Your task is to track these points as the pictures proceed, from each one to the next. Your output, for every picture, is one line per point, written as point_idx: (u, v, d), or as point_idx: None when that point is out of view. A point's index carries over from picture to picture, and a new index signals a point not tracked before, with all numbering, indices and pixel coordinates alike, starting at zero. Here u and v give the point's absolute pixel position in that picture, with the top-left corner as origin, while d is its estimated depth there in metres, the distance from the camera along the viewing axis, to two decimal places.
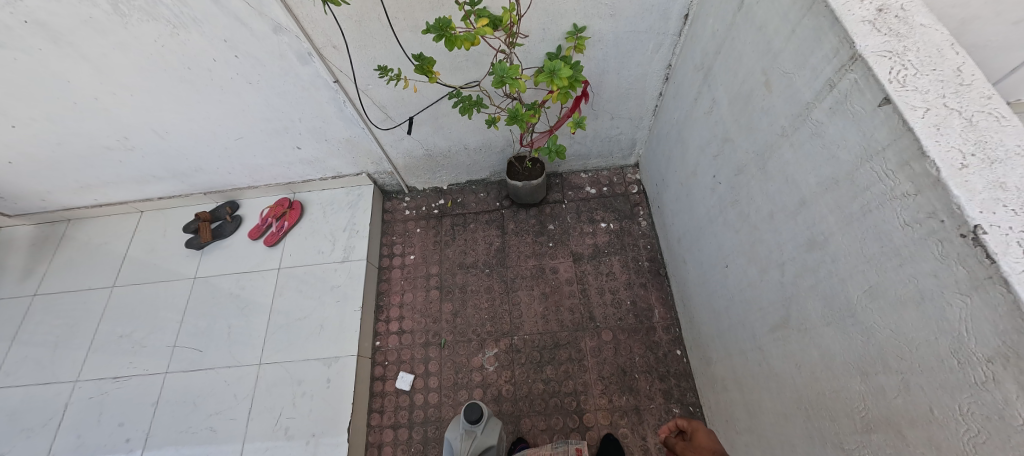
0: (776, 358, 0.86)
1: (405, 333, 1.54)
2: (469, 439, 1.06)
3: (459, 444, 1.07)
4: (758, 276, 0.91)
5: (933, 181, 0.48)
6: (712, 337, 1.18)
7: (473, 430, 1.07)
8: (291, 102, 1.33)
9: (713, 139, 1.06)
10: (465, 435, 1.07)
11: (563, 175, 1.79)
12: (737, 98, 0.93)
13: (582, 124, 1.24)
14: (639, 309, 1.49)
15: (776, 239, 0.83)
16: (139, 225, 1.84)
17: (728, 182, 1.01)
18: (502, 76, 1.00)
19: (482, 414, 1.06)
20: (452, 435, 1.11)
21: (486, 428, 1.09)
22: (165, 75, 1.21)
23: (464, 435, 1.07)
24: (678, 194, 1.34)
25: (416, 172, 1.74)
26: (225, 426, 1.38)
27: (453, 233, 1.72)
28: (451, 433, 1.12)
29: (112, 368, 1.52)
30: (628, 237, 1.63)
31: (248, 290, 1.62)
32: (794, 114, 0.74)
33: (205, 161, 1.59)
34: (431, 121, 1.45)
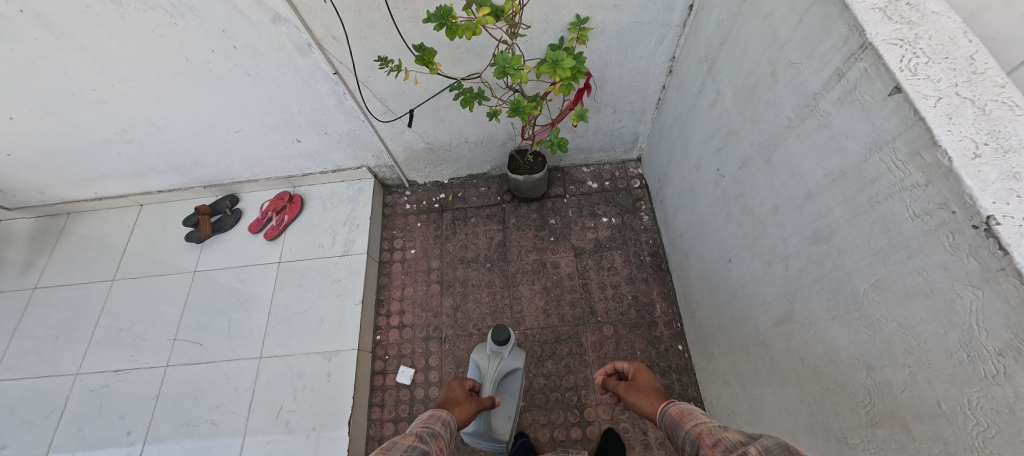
0: (779, 352, 0.86)
1: (406, 327, 1.54)
2: (497, 357, 1.22)
3: (487, 363, 1.22)
4: (761, 270, 0.90)
5: (945, 171, 0.47)
6: (714, 332, 1.18)
7: (500, 350, 1.22)
8: (291, 94, 1.32)
9: (717, 132, 1.05)
10: (493, 354, 1.22)
11: (565, 169, 1.77)
12: (742, 90, 0.92)
13: (585, 117, 1.23)
14: (641, 304, 1.49)
15: (780, 232, 0.82)
16: (138, 219, 1.83)
17: (732, 176, 1.00)
18: (503, 67, 0.98)
19: (509, 337, 1.20)
20: (479, 355, 1.26)
21: (511, 350, 1.24)
22: (163, 67, 1.20)
23: (492, 354, 1.23)
24: (681, 188, 1.33)
25: (417, 166, 1.73)
26: (226, 420, 1.38)
27: (454, 227, 1.71)
28: (477, 353, 1.26)
29: (112, 362, 1.52)
30: (630, 232, 1.62)
31: (248, 284, 1.62)
32: (801, 105, 0.73)
33: (204, 154, 1.58)
34: (432, 114, 1.43)
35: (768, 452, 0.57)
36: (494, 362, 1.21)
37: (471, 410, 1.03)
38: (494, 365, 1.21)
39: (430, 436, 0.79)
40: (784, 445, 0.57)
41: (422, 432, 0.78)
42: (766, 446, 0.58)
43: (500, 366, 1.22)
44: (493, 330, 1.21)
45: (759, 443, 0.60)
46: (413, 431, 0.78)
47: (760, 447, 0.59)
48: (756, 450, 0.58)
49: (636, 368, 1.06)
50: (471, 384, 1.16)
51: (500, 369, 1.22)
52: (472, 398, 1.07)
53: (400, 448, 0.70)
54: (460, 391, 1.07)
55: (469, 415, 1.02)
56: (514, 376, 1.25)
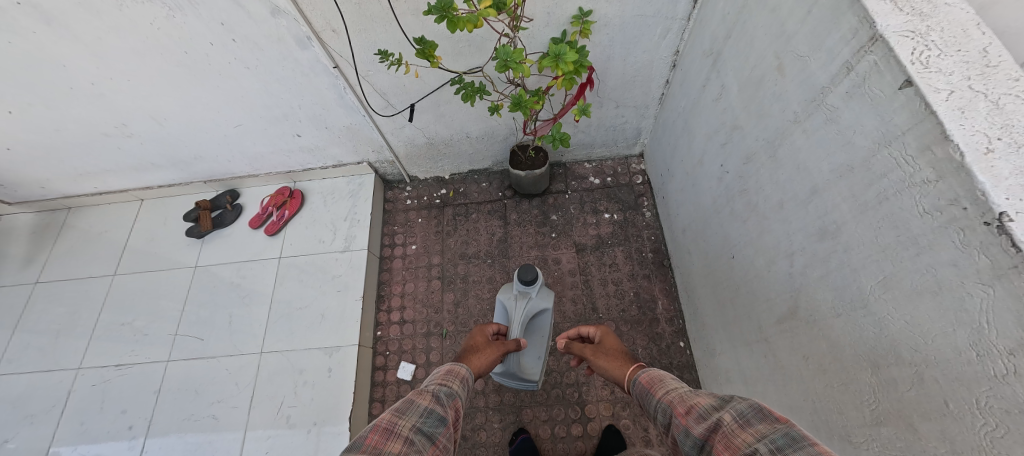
0: (783, 350, 0.85)
1: (407, 323, 1.54)
2: (524, 298, 1.19)
3: (514, 304, 1.19)
4: (765, 266, 0.89)
5: (956, 167, 0.46)
6: (716, 329, 1.17)
7: (527, 291, 1.18)
8: (291, 88, 1.31)
9: (722, 127, 1.04)
10: (520, 295, 1.19)
11: (567, 165, 1.76)
12: (747, 84, 0.91)
13: (587, 112, 1.21)
14: (643, 300, 1.48)
15: (785, 228, 0.81)
16: (139, 214, 1.83)
17: (736, 171, 0.98)
18: (505, 61, 0.97)
19: (535, 278, 1.15)
20: (506, 296, 1.23)
21: (538, 291, 1.20)
22: (162, 60, 1.19)
23: (518, 295, 1.19)
24: (684, 184, 1.32)
25: (418, 161, 1.72)
26: (227, 414, 1.38)
27: (455, 223, 1.71)
28: (504, 294, 1.23)
29: (114, 356, 1.53)
30: (632, 228, 1.61)
31: (249, 280, 1.62)
32: (808, 99, 0.72)
33: (204, 149, 1.57)
34: (432, 109, 1.42)
35: (744, 418, 0.57)
36: (521, 303, 1.18)
37: (495, 356, 1.04)
38: (521, 307, 1.19)
39: (447, 395, 0.77)
40: (757, 407, 0.57)
41: (439, 391, 0.77)
42: (741, 412, 0.58)
43: (528, 307, 1.19)
44: (519, 269, 1.16)
45: (732, 408, 0.60)
46: (431, 389, 0.77)
47: (735, 413, 0.59)
48: (733, 419, 0.57)
49: (602, 333, 1.09)
50: (495, 327, 1.16)
51: (527, 310, 1.19)
52: (495, 342, 1.08)
53: (417, 411, 0.68)
54: (481, 339, 1.09)
55: (494, 360, 1.04)
56: (543, 315, 1.23)
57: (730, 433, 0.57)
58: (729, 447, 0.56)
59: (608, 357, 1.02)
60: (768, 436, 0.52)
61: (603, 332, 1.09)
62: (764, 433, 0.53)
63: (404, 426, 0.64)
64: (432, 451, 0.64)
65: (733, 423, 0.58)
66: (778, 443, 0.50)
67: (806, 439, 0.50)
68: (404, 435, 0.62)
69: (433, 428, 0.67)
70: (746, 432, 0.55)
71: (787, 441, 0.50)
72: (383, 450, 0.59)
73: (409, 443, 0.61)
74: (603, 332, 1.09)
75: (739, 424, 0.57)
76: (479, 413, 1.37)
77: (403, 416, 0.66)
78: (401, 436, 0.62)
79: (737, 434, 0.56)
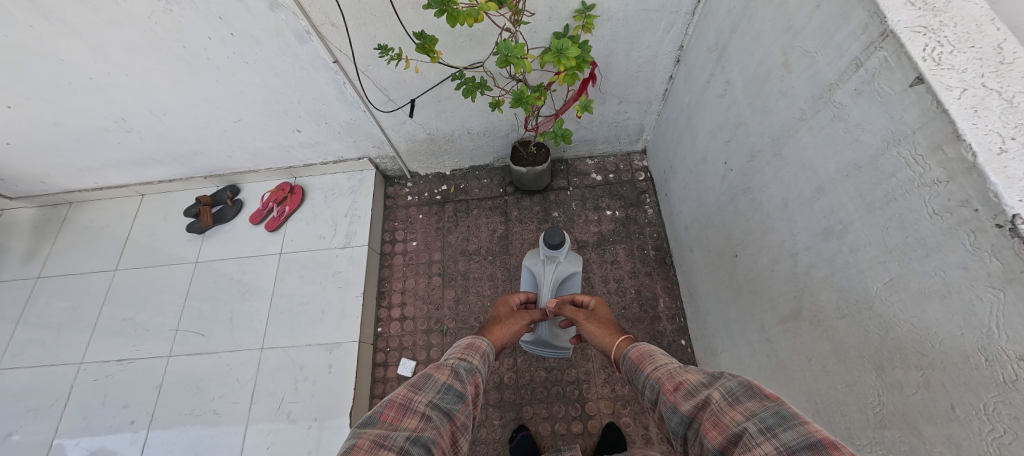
0: (786, 350, 0.84)
1: (408, 319, 1.54)
2: (553, 263, 1.13)
3: (543, 269, 1.14)
4: (768, 266, 0.88)
5: (968, 167, 0.45)
6: (718, 328, 1.16)
7: (555, 255, 1.12)
8: (290, 83, 1.30)
9: (726, 124, 1.02)
10: (548, 260, 1.13)
11: (569, 161, 1.75)
12: (753, 80, 0.89)
13: (589, 108, 1.19)
14: (644, 298, 1.47)
15: (789, 227, 0.80)
16: (140, 209, 1.83)
17: (740, 169, 0.97)
18: (506, 55, 0.95)
19: (563, 241, 1.09)
20: (533, 262, 1.18)
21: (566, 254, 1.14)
22: (160, 54, 1.18)
23: (546, 260, 1.13)
24: (687, 181, 1.31)
25: (419, 157, 1.71)
26: (228, 410, 1.39)
27: (455, 220, 1.70)
28: (530, 260, 1.18)
29: (115, 351, 1.53)
30: (634, 226, 1.60)
31: (250, 275, 1.62)
32: (815, 96, 0.70)
33: (204, 144, 1.57)
34: (433, 104, 1.41)
35: (733, 396, 0.56)
36: (551, 268, 1.13)
37: (521, 323, 0.99)
38: (550, 273, 1.13)
39: (466, 371, 0.73)
40: (746, 385, 0.56)
41: (458, 367, 0.72)
42: (730, 389, 0.57)
43: (557, 271, 1.14)
44: (546, 233, 1.09)
45: (721, 385, 0.58)
46: (449, 363, 0.73)
47: (724, 390, 0.57)
48: (723, 397, 0.56)
49: (595, 300, 1.04)
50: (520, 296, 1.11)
51: (556, 275, 1.14)
52: (519, 312, 1.02)
53: (434, 387, 0.66)
54: (505, 309, 1.03)
55: (521, 328, 0.98)
56: (572, 279, 1.18)
57: (719, 411, 0.55)
58: (719, 426, 0.54)
59: (593, 322, 0.96)
60: (758, 416, 0.51)
61: (596, 300, 1.04)
62: (754, 412, 0.52)
63: (421, 402, 0.63)
64: (449, 429, 0.63)
65: (722, 401, 0.56)
66: (769, 423, 0.50)
67: (797, 419, 0.49)
68: (420, 412, 0.61)
69: (450, 404, 0.65)
70: (736, 410, 0.54)
71: (778, 421, 0.49)
72: (398, 426, 0.58)
73: (426, 420, 0.60)
74: (596, 300, 1.04)
75: (728, 401, 0.56)
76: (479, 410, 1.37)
77: (419, 392, 0.64)
78: (417, 412, 0.61)
79: (727, 412, 0.54)
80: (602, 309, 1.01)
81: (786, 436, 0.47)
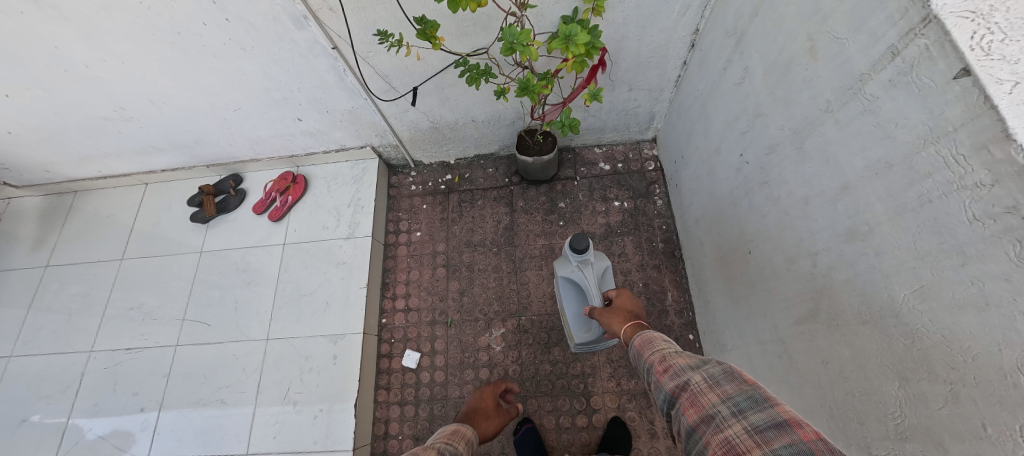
0: (800, 353, 0.81)
1: (412, 311, 1.53)
2: (588, 266, 1.11)
3: (581, 276, 1.12)
4: (783, 265, 0.84)
5: (1017, 170, 0.41)
6: (727, 325, 1.14)
7: (587, 257, 1.11)
8: (289, 71, 1.26)
9: (742, 114, 0.97)
10: (582, 265, 1.11)
11: (576, 150, 1.70)
12: (774, 67, 0.83)
13: (598, 97, 1.14)
14: (652, 292, 1.44)
15: (808, 226, 0.76)
16: (144, 198, 1.82)
17: (756, 162, 0.92)
18: (511, 42, 0.90)
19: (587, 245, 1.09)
20: (568, 271, 1.17)
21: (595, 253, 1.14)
22: (156, 41, 1.14)
23: (579, 264, 1.12)
24: (699, 172, 1.26)
25: (423, 146, 1.67)
26: (235, 399, 1.40)
27: (460, 210, 1.67)
28: (564, 270, 1.18)
29: (124, 340, 1.55)
30: (643, 217, 1.56)
31: (254, 266, 1.61)
32: (843, 86, 0.65)
33: (205, 133, 1.54)
34: (436, 92, 1.36)
35: (714, 380, 0.66)
36: (588, 271, 1.11)
37: (498, 424, 1.07)
38: (591, 276, 1.11)
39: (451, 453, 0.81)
40: (726, 372, 0.66)
41: (444, 448, 0.81)
42: (712, 375, 0.67)
43: (594, 273, 1.12)
44: (570, 240, 1.10)
45: (705, 370, 0.68)
46: (437, 445, 0.82)
47: (706, 375, 0.67)
48: (705, 380, 0.66)
49: (617, 292, 1.05)
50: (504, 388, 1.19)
51: (596, 276, 1.12)
52: (502, 408, 1.12)
53: None
54: (489, 402, 1.11)
55: (496, 428, 1.06)
56: (609, 275, 1.15)
57: (699, 394, 0.66)
58: (697, 405, 0.65)
59: (613, 315, 0.98)
60: (734, 400, 0.61)
61: (619, 291, 1.05)
62: (730, 396, 0.62)
63: None
64: None
65: (703, 384, 0.67)
66: (741, 407, 0.60)
67: (766, 402, 0.59)
68: None
69: None
70: (714, 393, 0.64)
71: (750, 405, 0.60)
72: None
73: None
74: (619, 291, 1.04)
75: (708, 385, 0.66)
76: None
77: None
78: None
79: (706, 394, 0.65)
80: (625, 299, 1.02)
81: (755, 418, 0.58)
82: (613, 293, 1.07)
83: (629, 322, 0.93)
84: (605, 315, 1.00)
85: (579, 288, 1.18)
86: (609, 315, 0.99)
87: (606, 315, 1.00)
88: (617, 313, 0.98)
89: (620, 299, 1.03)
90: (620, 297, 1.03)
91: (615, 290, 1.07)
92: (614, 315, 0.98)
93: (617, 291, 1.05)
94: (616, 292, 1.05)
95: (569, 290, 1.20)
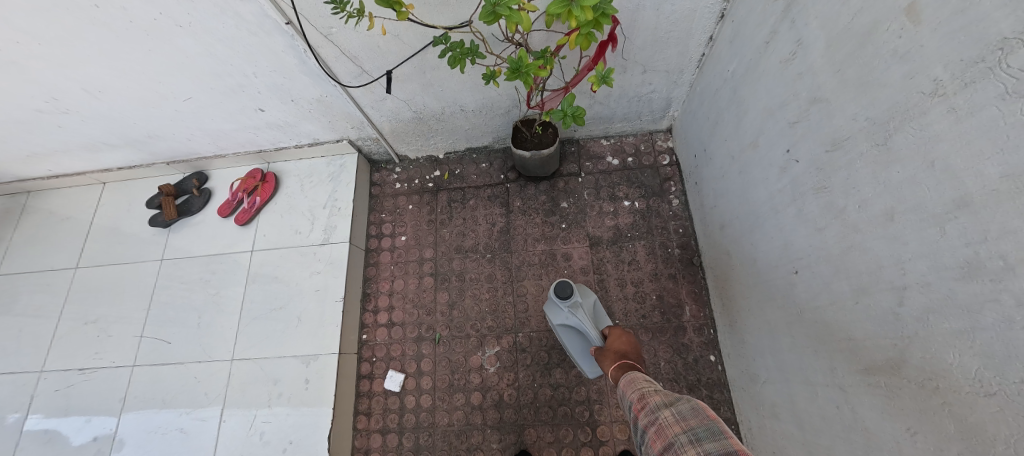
0: (869, 409, 0.63)
1: (396, 326, 1.36)
2: (579, 308, 1.10)
3: (577, 320, 1.09)
4: (849, 296, 0.66)
5: None
6: (761, 353, 0.96)
7: (575, 300, 1.10)
8: (239, 51, 1.06)
9: (792, 100, 0.76)
10: (573, 309, 1.09)
11: (580, 142, 1.50)
12: (842, 38, 0.63)
13: (608, 79, 0.93)
14: (667, 305, 1.26)
15: (894, 252, 0.56)
16: (102, 199, 1.65)
17: (811, 161, 0.73)
18: (494, 5, 0.70)
19: (572, 289, 1.10)
20: (563, 319, 1.13)
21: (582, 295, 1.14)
22: (73, 18, 0.95)
23: (570, 309, 1.10)
24: (726, 170, 1.06)
25: (407, 139, 1.48)
26: (196, 427, 1.25)
27: (450, 211, 1.48)
28: (556, 319, 1.15)
29: (78, 359, 1.40)
30: (656, 219, 1.36)
31: (219, 276, 1.44)
32: (966, 61, 0.45)
33: (158, 127, 1.36)
34: (417, 77, 1.17)
35: (681, 415, 0.67)
36: (581, 314, 1.09)
37: None
38: (585, 318, 1.09)
39: None
40: (693, 407, 0.67)
41: None
42: (681, 410, 0.68)
43: (586, 313, 1.11)
44: (556, 286, 1.11)
45: (675, 407, 0.70)
46: None
47: (675, 411, 0.69)
48: (671, 415, 0.68)
49: (611, 330, 1.05)
50: None
51: (588, 316, 1.11)
52: None
53: None
54: None
55: None
56: (597, 309, 1.17)
57: (665, 425, 0.67)
58: (662, 437, 0.66)
59: (608, 354, 0.99)
60: (694, 430, 0.62)
61: (613, 329, 1.05)
62: (692, 427, 0.63)
63: None
64: None
65: (671, 418, 0.68)
66: (699, 436, 0.61)
67: (723, 435, 0.60)
68: None
69: None
70: (678, 425, 0.65)
71: (707, 435, 0.61)
72: None
73: None
74: (614, 329, 1.05)
75: (675, 419, 0.67)
76: (476, 431, 1.21)
77: None
78: None
79: (671, 426, 0.66)
80: (619, 336, 1.02)
81: (709, 446, 0.59)
82: (609, 331, 1.07)
83: (617, 363, 0.94)
84: (601, 355, 1.02)
85: (578, 332, 1.15)
86: (605, 354, 1.00)
87: (602, 356, 1.01)
88: (609, 353, 0.99)
89: (613, 337, 1.03)
90: (614, 335, 1.03)
91: (611, 328, 1.07)
92: (607, 354, 0.99)
93: (612, 329, 1.06)
94: (612, 330, 1.05)
95: (570, 337, 1.15)
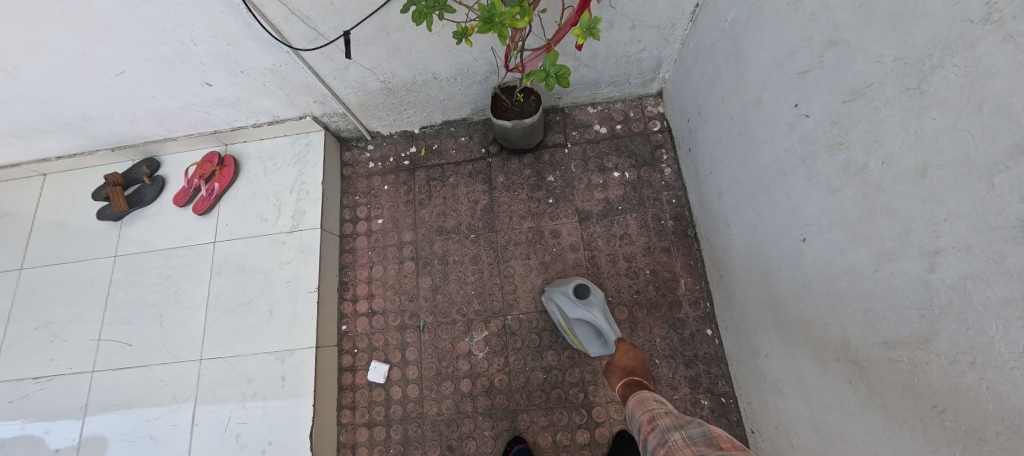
0: (889, 385, 0.58)
1: (377, 314, 1.28)
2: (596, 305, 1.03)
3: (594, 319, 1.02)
4: (868, 264, 0.59)
5: None
6: (764, 325, 0.90)
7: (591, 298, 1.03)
8: (169, 13, 0.91)
9: (803, 47, 0.67)
10: (591, 307, 1.02)
11: (565, 110, 1.40)
12: None
13: (595, 32, 0.82)
14: (661, 279, 1.20)
15: (928, 213, 0.49)
16: (43, 192, 1.48)
17: (825, 115, 0.64)
18: None
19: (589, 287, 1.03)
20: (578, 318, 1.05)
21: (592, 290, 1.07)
22: None
23: (586, 307, 1.02)
24: (725, 132, 0.98)
25: (377, 113, 1.35)
26: (167, 433, 1.17)
27: (428, 190, 1.38)
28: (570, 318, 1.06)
29: (31, 367, 1.28)
30: (648, 190, 1.29)
31: (180, 271, 1.33)
32: None
33: (91, 108, 1.20)
34: (381, 40, 1.04)
35: (692, 439, 0.65)
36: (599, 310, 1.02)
37: None
38: (602, 314, 1.03)
39: None
40: (705, 433, 0.66)
41: None
42: (692, 434, 0.66)
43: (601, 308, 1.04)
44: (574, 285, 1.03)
45: (686, 430, 0.68)
46: None
47: (686, 435, 0.67)
48: (683, 439, 0.66)
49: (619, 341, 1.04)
50: None
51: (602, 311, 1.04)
52: None
53: None
54: None
55: None
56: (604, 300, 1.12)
57: (675, 448, 0.65)
58: None
59: (613, 367, 1.00)
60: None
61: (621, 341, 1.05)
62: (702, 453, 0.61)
63: None
64: None
65: (681, 442, 0.66)
66: None
67: None
68: None
69: None
70: (689, 450, 0.63)
71: None
72: None
73: None
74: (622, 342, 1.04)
75: (686, 443, 0.65)
76: (467, 419, 1.16)
77: None
78: None
79: (681, 450, 0.64)
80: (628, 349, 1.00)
81: None
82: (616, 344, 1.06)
83: (625, 380, 0.93)
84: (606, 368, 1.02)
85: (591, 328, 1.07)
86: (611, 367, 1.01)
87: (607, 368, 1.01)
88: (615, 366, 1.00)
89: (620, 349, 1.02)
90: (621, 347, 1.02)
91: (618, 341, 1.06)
92: (613, 368, 1.00)
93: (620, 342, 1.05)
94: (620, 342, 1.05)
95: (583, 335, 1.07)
